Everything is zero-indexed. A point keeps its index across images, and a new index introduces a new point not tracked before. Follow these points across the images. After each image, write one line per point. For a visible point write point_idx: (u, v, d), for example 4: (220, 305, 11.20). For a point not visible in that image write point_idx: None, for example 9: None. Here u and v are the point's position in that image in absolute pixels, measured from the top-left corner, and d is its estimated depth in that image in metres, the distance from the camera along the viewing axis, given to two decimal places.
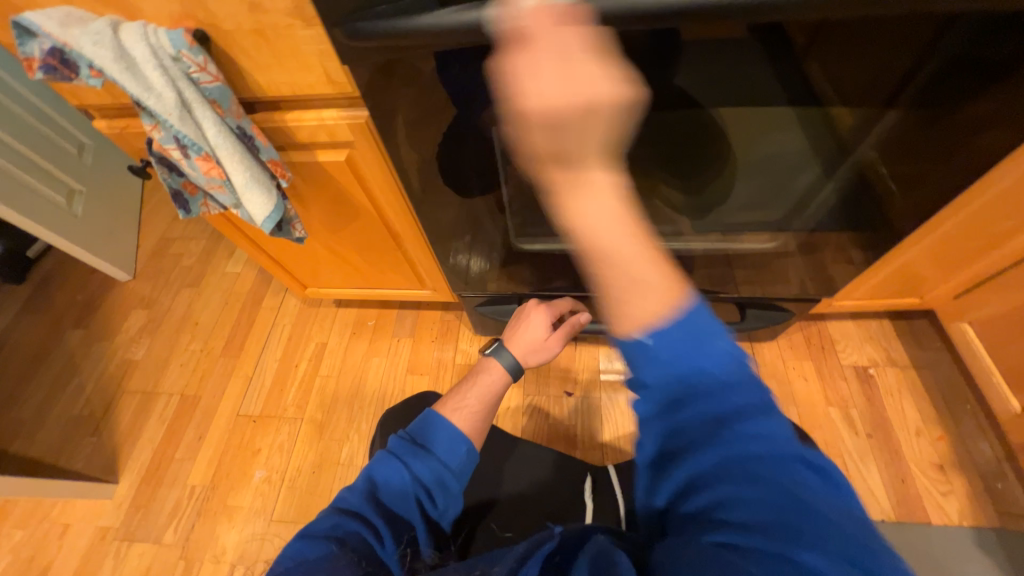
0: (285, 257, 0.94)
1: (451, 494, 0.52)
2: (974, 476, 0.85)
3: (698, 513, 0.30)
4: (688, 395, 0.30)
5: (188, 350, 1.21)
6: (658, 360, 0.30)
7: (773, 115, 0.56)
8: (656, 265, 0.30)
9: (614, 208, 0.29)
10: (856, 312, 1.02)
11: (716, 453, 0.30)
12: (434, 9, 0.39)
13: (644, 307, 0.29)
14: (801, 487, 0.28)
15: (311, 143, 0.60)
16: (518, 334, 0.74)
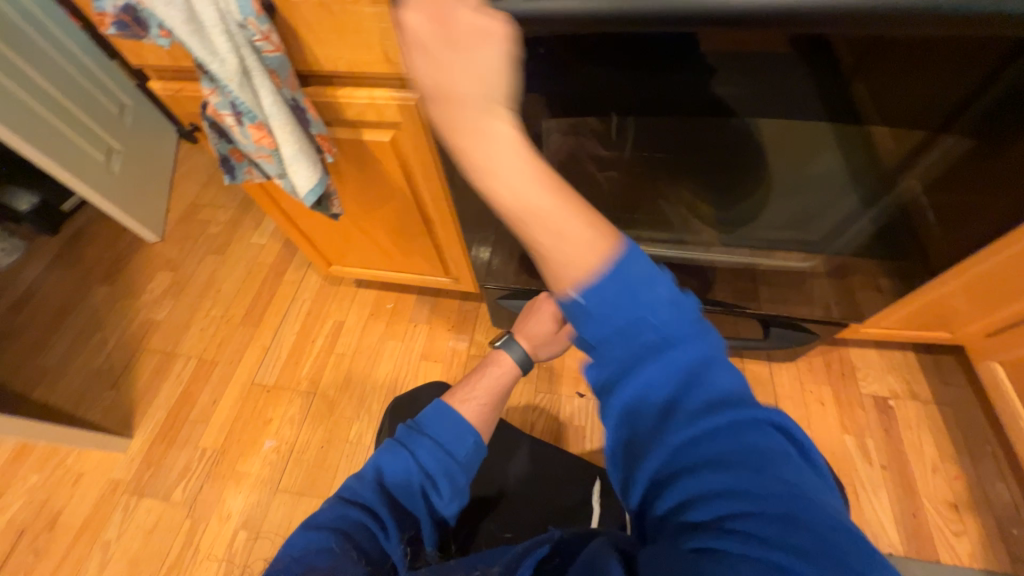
0: (314, 232, 0.95)
1: (456, 486, 0.52)
2: (989, 519, 0.84)
3: (668, 502, 0.31)
4: (635, 354, 0.32)
5: (209, 316, 1.23)
6: (600, 322, 0.32)
7: (816, 133, 0.55)
8: (577, 212, 0.30)
9: (516, 148, 0.30)
10: (880, 341, 1.00)
11: (673, 431, 0.31)
12: None
13: (580, 259, 0.30)
14: (769, 468, 0.30)
15: (358, 121, 0.60)
16: (527, 328, 0.75)
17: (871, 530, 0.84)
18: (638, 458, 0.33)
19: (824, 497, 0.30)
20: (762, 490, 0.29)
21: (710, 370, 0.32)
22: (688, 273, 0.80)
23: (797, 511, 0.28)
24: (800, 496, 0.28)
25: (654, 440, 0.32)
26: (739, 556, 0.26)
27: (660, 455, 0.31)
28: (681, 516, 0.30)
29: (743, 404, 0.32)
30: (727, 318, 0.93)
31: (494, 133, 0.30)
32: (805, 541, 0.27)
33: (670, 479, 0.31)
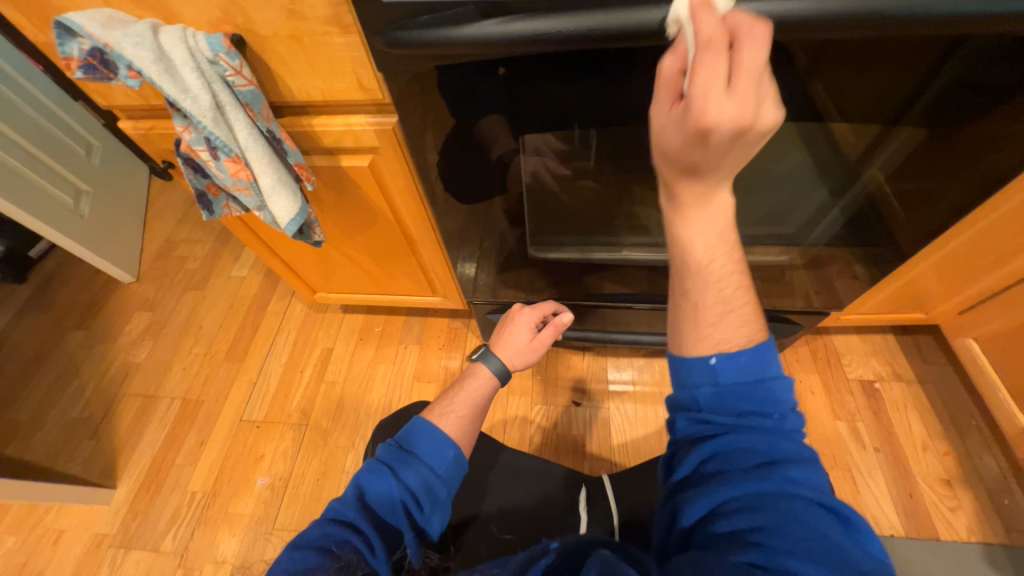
0: (295, 260, 0.94)
1: (439, 501, 0.52)
2: (981, 491, 0.86)
3: (733, 519, 0.33)
4: (737, 421, 0.36)
5: (191, 354, 1.20)
6: (721, 387, 0.37)
7: (779, 134, 0.57)
8: (744, 298, 0.39)
9: (723, 241, 0.38)
10: (860, 327, 1.03)
11: (759, 481, 0.33)
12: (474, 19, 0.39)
13: (724, 323, 0.39)
14: (846, 547, 0.31)
15: (335, 147, 0.61)
16: (503, 337, 0.74)
17: (872, 513, 0.85)
18: (709, 483, 0.35)
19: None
20: (835, 566, 0.29)
21: (808, 469, 0.35)
22: None
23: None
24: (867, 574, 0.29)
25: (734, 478, 0.34)
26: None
27: (738, 491, 0.34)
28: (742, 536, 0.31)
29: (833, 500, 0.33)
30: None
31: (717, 223, 0.37)
32: None
33: (738, 509, 0.33)
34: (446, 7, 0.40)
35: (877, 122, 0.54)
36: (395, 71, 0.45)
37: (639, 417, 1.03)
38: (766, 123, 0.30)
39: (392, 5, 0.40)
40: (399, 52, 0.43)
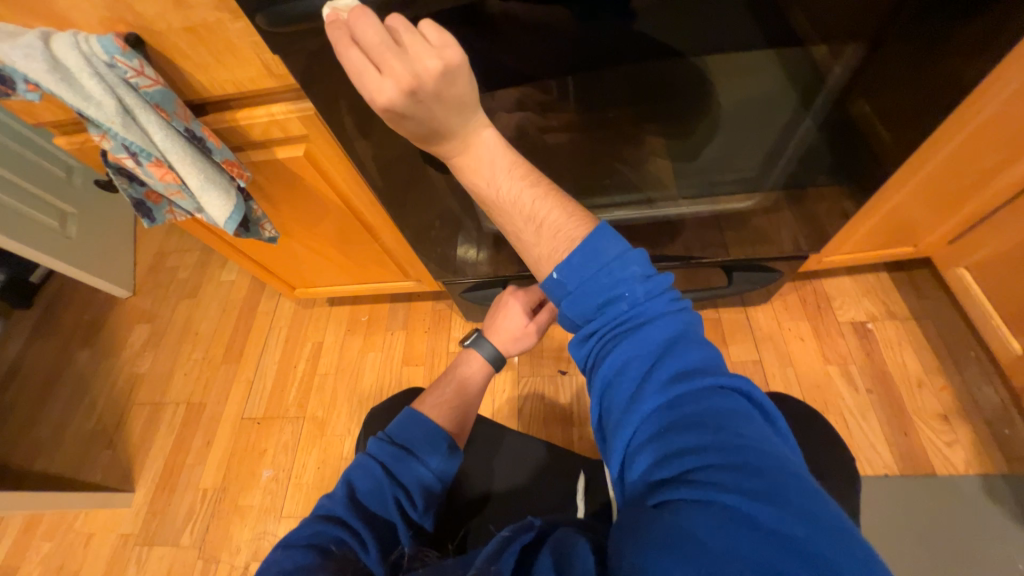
0: (268, 259, 0.94)
1: (430, 493, 0.54)
2: (980, 424, 0.83)
3: (639, 463, 0.35)
4: (611, 325, 0.39)
5: (191, 360, 1.24)
6: (576, 294, 0.40)
7: (751, 62, 0.53)
8: (555, 204, 0.43)
9: (502, 166, 0.43)
10: (850, 268, 0.99)
11: (648, 395, 0.36)
12: None
13: (547, 238, 0.43)
14: (738, 433, 0.34)
15: (267, 139, 0.60)
16: (498, 323, 0.77)
17: (865, 455, 0.84)
18: (615, 420, 0.38)
19: (779, 453, 0.34)
20: (733, 461, 0.32)
21: (681, 347, 0.38)
22: (655, 230, 0.78)
23: (746, 461, 0.32)
24: (748, 448, 0.33)
25: (633, 406, 0.37)
26: (693, 502, 0.32)
27: (635, 419, 0.36)
28: (650, 476, 0.35)
29: (717, 375, 0.37)
30: (688, 271, 0.91)
31: (491, 167, 0.43)
32: (749, 483, 0.31)
33: (641, 445, 0.36)
34: None
35: (851, 39, 0.50)
36: (294, 51, 0.44)
37: None
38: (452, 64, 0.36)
39: None
40: (288, 29, 0.41)
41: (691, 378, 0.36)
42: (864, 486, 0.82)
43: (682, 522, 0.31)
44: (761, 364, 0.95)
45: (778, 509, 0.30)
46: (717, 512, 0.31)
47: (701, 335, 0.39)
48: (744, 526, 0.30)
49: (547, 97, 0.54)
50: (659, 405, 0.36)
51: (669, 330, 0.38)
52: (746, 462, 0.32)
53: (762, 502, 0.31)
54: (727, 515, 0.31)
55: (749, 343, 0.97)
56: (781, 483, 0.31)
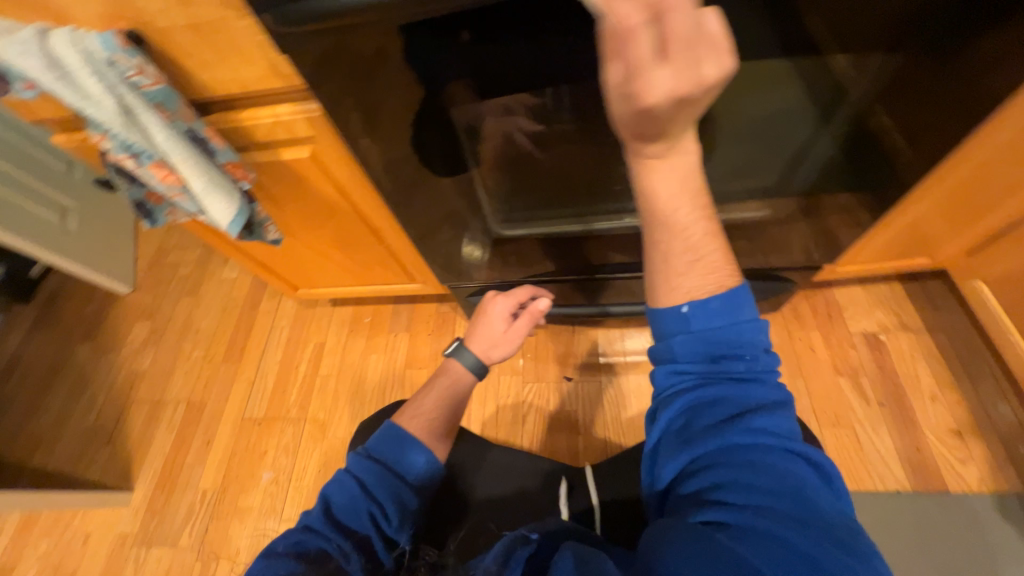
0: (271, 259, 0.93)
1: (408, 507, 0.53)
2: (994, 440, 0.81)
3: (698, 480, 0.38)
4: (712, 376, 0.41)
5: (191, 358, 1.23)
6: (693, 334, 0.41)
7: (767, 71, 0.51)
8: (714, 243, 0.42)
9: (688, 188, 0.41)
10: (863, 278, 0.97)
11: (730, 434, 0.38)
12: None
13: (699, 274, 0.42)
14: (804, 486, 0.36)
15: (272, 141, 0.58)
16: (478, 330, 0.74)
17: (876, 470, 0.82)
18: (685, 442, 0.40)
19: (838, 516, 0.36)
20: (793, 511, 0.35)
21: (776, 408, 0.39)
22: None
23: (808, 516, 0.35)
24: (809, 504, 0.35)
25: (708, 435, 0.39)
26: (747, 528, 0.34)
27: (707, 446, 0.39)
28: (705, 495, 0.37)
29: (797, 441, 0.39)
30: None
31: (677, 182, 0.40)
32: (809, 531, 0.34)
33: (704, 468, 0.38)
34: None
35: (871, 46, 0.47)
36: (299, 51, 0.42)
37: (633, 389, 1.01)
38: (727, 72, 0.31)
39: None
40: (298, 30, 0.39)
41: (775, 434, 0.38)
42: (872, 502, 0.80)
43: (734, 538, 0.34)
44: None
45: (840, 561, 0.33)
46: (771, 544, 0.33)
47: (794, 403, 0.41)
48: (794, 562, 0.33)
49: (539, 104, 0.51)
50: (742, 446, 0.38)
51: (767, 394, 0.40)
52: (801, 512, 0.35)
53: (823, 553, 0.33)
54: (782, 548, 0.33)
55: None
56: (844, 542, 0.34)
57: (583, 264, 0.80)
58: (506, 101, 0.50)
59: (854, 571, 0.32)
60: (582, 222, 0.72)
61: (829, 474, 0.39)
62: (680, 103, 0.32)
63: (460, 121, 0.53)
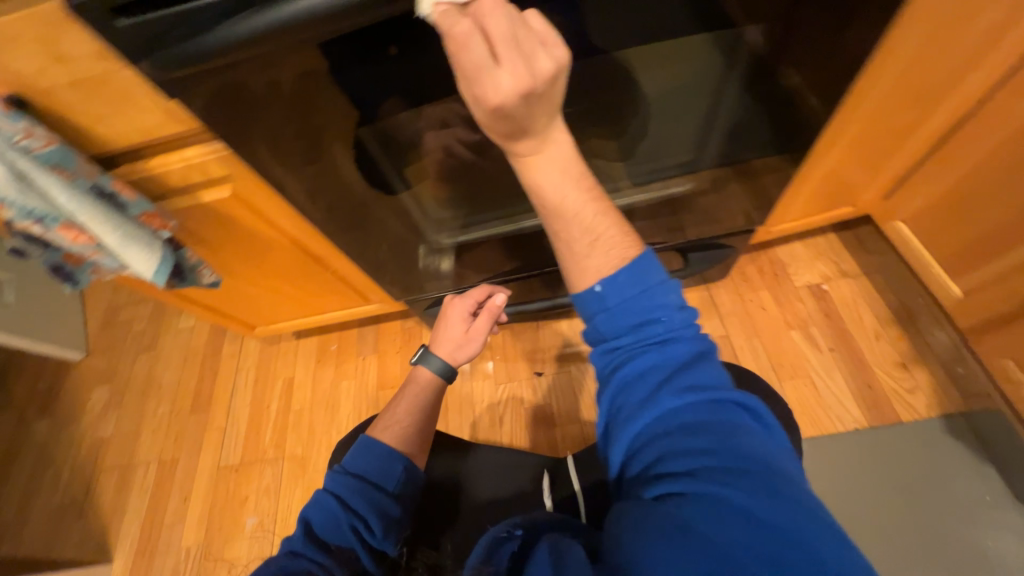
0: (221, 303, 0.91)
1: (389, 518, 0.55)
2: (937, 367, 0.87)
3: (643, 454, 0.38)
4: (638, 341, 0.40)
5: (157, 415, 1.19)
6: (612, 311, 0.40)
7: (682, 48, 0.51)
8: (608, 222, 0.42)
9: (573, 174, 0.41)
10: (801, 233, 1.02)
11: (661, 401, 0.38)
12: (237, 15, 0.36)
13: (601, 252, 0.42)
14: (741, 436, 0.36)
15: (188, 185, 0.57)
16: (440, 334, 0.74)
17: (835, 413, 0.86)
18: (626, 416, 0.39)
19: (778, 462, 0.36)
20: (734, 467, 0.35)
21: (700, 362, 0.39)
22: None
23: (749, 466, 0.35)
24: (751, 457, 0.35)
25: (644, 405, 0.38)
26: (694, 496, 0.34)
27: (645, 417, 0.38)
28: (653, 470, 0.37)
29: (727, 390, 0.39)
30: None
31: (559, 167, 0.41)
32: (750, 485, 0.34)
33: (647, 441, 0.38)
34: (191, 13, 0.36)
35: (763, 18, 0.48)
36: (189, 94, 0.41)
37: None
38: (559, 64, 0.35)
39: (136, 25, 0.36)
40: (182, 74, 0.39)
41: (705, 390, 0.38)
42: (834, 445, 0.84)
43: (680, 509, 0.34)
44: (729, 338, 0.97)
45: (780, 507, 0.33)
46: (715, 506, 0.33)
47: (717, 352, 0.41)
48: (740, 520, 0.33)
49: (471, 109, 0.50)
50: (674, 411, 0.37)
51: (693, 348, 0.39)
52: (744, 467, 0.35)
53: (764, 502, 0.33)
54: (726, 506, 0.33)
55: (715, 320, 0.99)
56: (781, 486, 0.34)
57: (537, 259, 0.81)
58: (437, 116, 0.51)
59: (796, 518, 0.33)
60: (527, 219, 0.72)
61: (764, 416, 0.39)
62: (527, 98, 0.35)
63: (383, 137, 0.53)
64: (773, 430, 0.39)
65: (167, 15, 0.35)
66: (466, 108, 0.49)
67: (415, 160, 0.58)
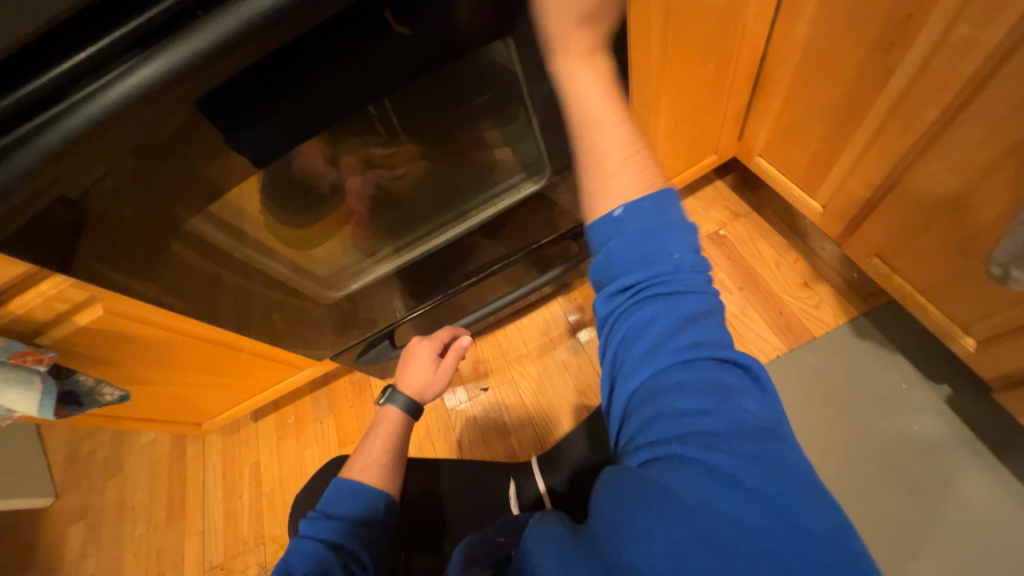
0: (157, 412, 0.92)
1: (375, 547, 0.60)
2: (833, 278, 0.91)
3: (637, 415, 0.36)
4: (644, 279, 0.37)
5: (136, 536, 1.18)
6: (623, 237, 0.38)
7: (474, 68, 0.53)
8: (640, 154, 0.42)
9: (603, 96, 0.44)
10: (690, 188, 1.06)
11: (662, 356, 0.36)
12: (3, 158, 0.38)
13: (628, 171, 0.41)
14: (742, 402, 0.34)
15: (60, 313, 0.59)
16: (407, 374, 0.81)
17: (756, 347, 0.90)
18: (625, 370, 0.37)
19: (778, 429, 0.34)
20: (730, 435, 0.33)
21: (705, 316, 0.37)
22: (498, 230, 0.82)
23: (745, 435, 0.33)
24: (749, 423, 0.34)
25: (643, 359, 0.36)
26: (681, 463, 0.33)
27: (642, 373, 0.36)
28: (642, 435, 0.35)
29: (733, 347, 0.37)
30: (543, 255, 0.95)
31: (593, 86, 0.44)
32: (747, 455, 0.33)
33: (640, 400, 0.36)
34: None
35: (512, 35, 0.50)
36: (15, 240, 0.44)
37: (544, 373, 1.07)
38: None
39: None
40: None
41: (712, 346, 0.36)
42: (782, 367, 0.88)
43: (665, 478, 0.33)
44: None
45: (772, 481, 0.32)
46: (704, 476, 0.32)
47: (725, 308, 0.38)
48: (729, 491, 0.32)
49: (383, 145, 0.59)
50: (674, 367, 0.35)
51: (700, 298, 0.37)
52: (742, 434, 0.33)
53: (756, 475, 0.32)
54: (716, 479, 0.32)
55: None
56: (779, 460, 0.33)
57: (456, 279, 0.89)
58: (359, 163, 0.60)
59: (789, 493, 0.32)
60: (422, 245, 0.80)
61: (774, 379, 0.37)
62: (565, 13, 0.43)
63: (225, 219, 0.56)
64: (779, 397, 0.37)
65: None
66: (376, 146, 0.59)
67: (336, 205, 0.66)
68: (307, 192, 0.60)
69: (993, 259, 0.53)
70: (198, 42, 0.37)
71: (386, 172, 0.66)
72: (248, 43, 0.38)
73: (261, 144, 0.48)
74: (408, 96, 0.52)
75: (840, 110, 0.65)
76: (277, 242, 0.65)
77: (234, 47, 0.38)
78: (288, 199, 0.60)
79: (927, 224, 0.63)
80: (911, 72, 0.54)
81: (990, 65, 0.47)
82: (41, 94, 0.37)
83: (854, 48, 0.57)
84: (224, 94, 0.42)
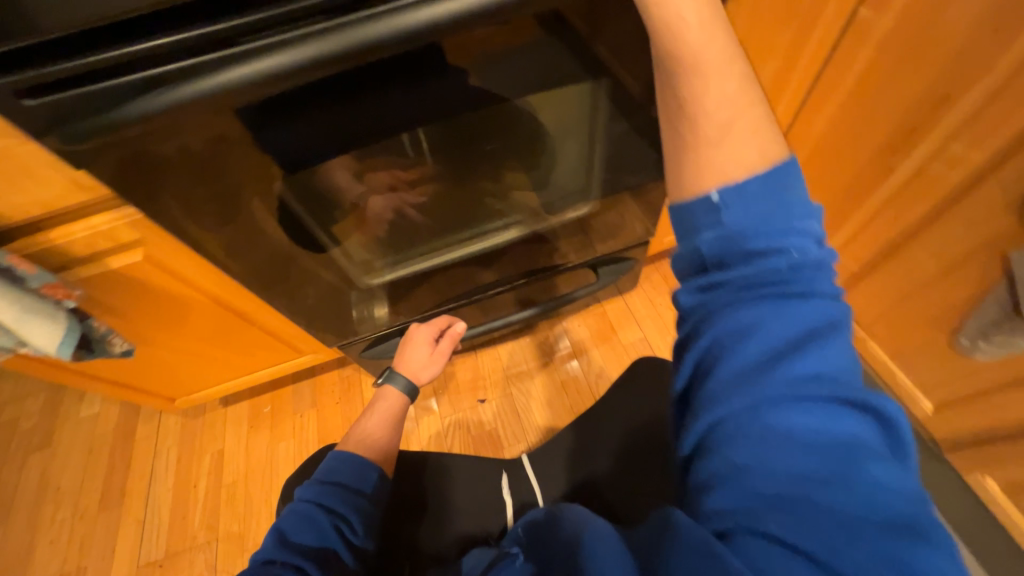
0: (133, 376, 0.86)
1: (366, 516, 0.59)
2: None
3: (718, 458, 0.34)
4: (749, 284, 0.36)
5: (57, 522, 1.04)
6: (744, 230, 0.36)
7: (561, 95, 0.58)
8: (756, 122, 0.38)
9: (715, 50, 0.38)
10: None
11: (769, 388, 0.34)
12: (150, 89, 0.39)
13: (737, 139, 0.38)
14: (854, 468, 0.32)
15: (95, 251, 0.57)
16: (404, 357, 0.86)
17: None
18: (716, 388, 0.35)
19: (897, 508, 0.32)
20: (833, 508, 0.31)
21: (827, 341, 0.34)
22: (536, 245, 0.86)
23: (849, 509, 0.31)
24: (859, 495, 0.32)
25: (743, 384, 0.34)
26: (768, 542, 0.32)
27: (735, 402, 0.34)
28: (723, 484, 0.33)
29: (859, 388, 0.34)
30: (563, 277, 0.99)
31: (698, 24, 0.39)
32: (848, 543, 0.31)
33: (727, 440, 0.34)
34: (106, 90, 0.38)
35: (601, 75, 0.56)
36: (120, 163, 0.44)
37: (541, 391, 1.10)
38: None
39: (44, 104, 0.38)
40: (94, 144, 0.41)
41: (832, 384, 0.34)
42: None
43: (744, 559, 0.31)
44: (646, 338, 1.13)
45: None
46: (793, 558, 0.31)
47: (848, 325, 0.36)
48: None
49: (409, 173, 0.64)
50: (779, 405, 0.33)
51: (820, 309, 0.35)
52: (844, 506, 0.31)
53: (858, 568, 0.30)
54: (806, 563, 0.30)
55: (634, 325, 1.15)
56: (892, 549, 0.30)
57: (467, 287, 0.90)
58: (386, 187, 0.65)
59: None
60: (452, 251, 0.83)
61: (906, 432, 0.34)
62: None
63: (288, 197, 0.57)
64: (905, 458, 0.34)
65: (82, 93, 0.38)
66: (404, 172, 0.63)
67: (356, 216, 0.68)
68: (327, 206, 0.62)
69: (965, 332, 0.65)
70: (370, 32, 0.40)
71: (409, 198, 0.70)
72: (380, 50, 0.41)
73: (364, 126, 0.49)
74: (482, 113, 0.55)
75: (843, 195, 0.77)
76: (306, 243, 0.66)
77: (401, 42, 0.41)
78: (311, 213, 0.61)
79: (905, 297, 0.75)
80: (907, 172, 0.66)
81: (969, 182, 0.60)
82: (169, 48, 0.38)
83: (862, 147, 0.69)
84: (339, 82, 0.43)
